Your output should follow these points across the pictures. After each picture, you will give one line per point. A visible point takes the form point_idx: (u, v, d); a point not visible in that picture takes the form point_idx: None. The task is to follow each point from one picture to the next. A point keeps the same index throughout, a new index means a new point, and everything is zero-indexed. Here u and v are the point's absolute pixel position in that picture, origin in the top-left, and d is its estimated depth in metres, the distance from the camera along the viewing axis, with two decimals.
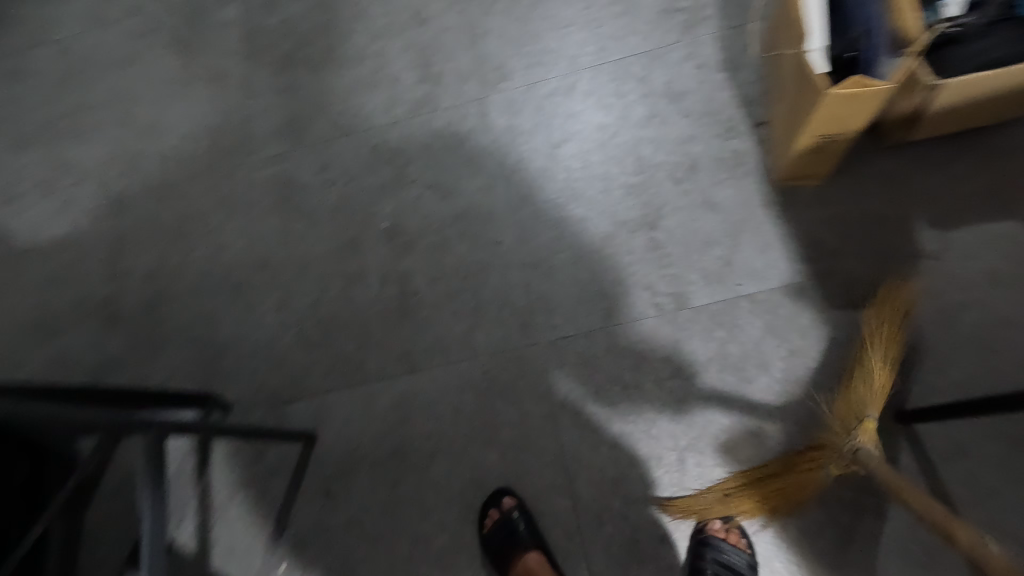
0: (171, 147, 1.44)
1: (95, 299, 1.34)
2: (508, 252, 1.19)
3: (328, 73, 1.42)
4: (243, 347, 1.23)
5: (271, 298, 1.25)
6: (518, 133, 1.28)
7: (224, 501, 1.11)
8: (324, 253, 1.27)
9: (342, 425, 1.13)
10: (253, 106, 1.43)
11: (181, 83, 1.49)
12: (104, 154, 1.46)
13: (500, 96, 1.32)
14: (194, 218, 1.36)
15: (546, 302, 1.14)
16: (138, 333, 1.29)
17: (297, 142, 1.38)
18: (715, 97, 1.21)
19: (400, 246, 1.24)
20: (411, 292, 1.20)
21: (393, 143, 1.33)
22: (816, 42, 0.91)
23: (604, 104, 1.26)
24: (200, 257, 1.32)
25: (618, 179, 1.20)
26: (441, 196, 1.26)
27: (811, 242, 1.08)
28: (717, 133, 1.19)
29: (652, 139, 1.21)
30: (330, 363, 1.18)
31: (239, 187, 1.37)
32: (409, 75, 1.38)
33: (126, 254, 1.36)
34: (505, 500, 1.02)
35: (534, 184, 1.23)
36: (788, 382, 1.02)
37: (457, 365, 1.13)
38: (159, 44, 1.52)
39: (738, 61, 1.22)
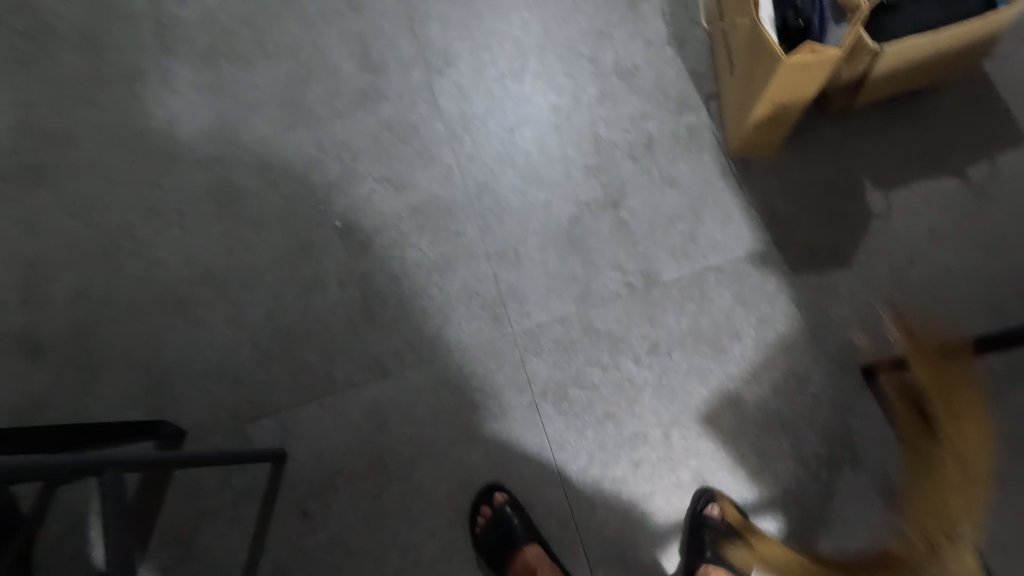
0: (83, 156, 1.30)
1: (8, 331, 1.19)
2: (472, 243, 1.16)
3: (259, 66, 1.33)
4: (192, 368, 1.13)
5: (220, 312, 1.16)
6: (471, 120, 1.24)
7: (189, 536, 1.02)
8: (274, 259, 1.18)
9: (312, 440, 1.06)
10: (177, 105, 1.31)
11: (89, 83, 1.34)
12: (2, 168, 1.30)
13: (448, 82, 1.27)
14: (120, 233, 1.24)
15: (516, 290, 1.12)
16: (65, 364, 1.16)
17: (231, 142, 1.28)
18: (664, 74, 1.22)
19: (357, 245, 1.18)
20: (374, 293, 1.14)
21: (338, 138, 1.26)
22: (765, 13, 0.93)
23: (556, 86, 1.24)
24: (132, 276, 1.20)
25: (576, 161, 1.19)
26: (395, 190, 1.21)
27: (768, 210, 1.11)
28: (670, 109, 1.20)
29: (607, 119, 1.21)
30: (293, 376, 1.11)
31: (169, 195, 1.25)
32: (349, 65, 1.31)
33: (42, 278, 1.22)
34: (496, 497, 1.00)
35: (491, 171, 1.20)
36: (761, 348, 1.04)
37: (431, 364, 1.09)
38: (59, 42, 1.37)
39: (684, 37, 1.24)
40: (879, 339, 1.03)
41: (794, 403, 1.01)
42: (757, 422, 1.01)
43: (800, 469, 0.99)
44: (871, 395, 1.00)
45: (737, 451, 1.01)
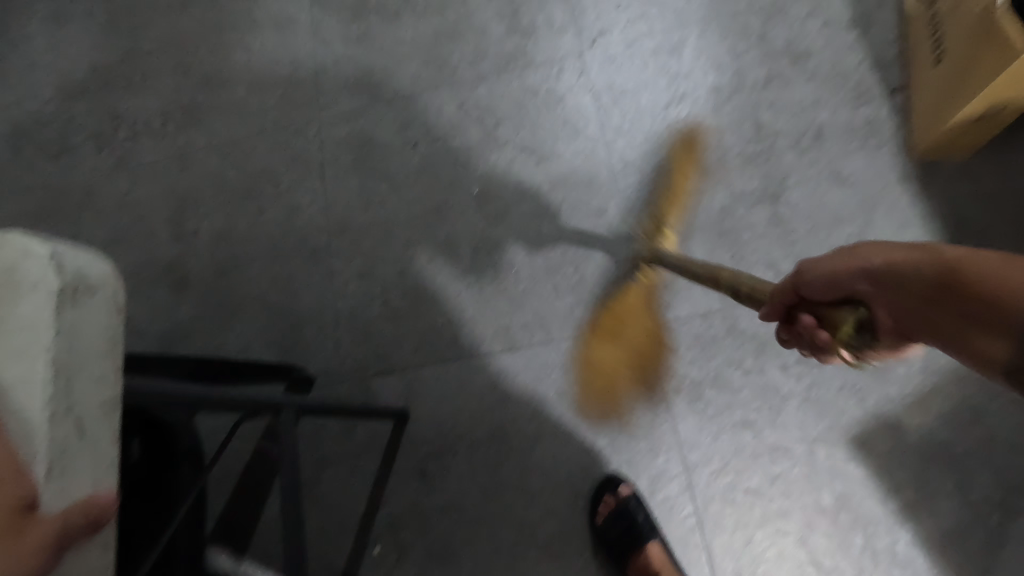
0: (233, 100, 1.34)
1: (159, 263, 1.25)
2: (616, 223, 1.10)
3: (407, 22, 1.31)
4: (324, 317, 1.15)
5: (354, 265, 1.17)
6: (623, 93, 1.18)
7: (313, 479, 1.05)
8: (409, 217, 1.18)
9: (436, 405, 1.06)
10: (323, 56, 1.32)
11: (245, 29, 1.38)
12: (161, 107, 1.36)
13: (600, 52, 1.21)
14: (264, 177, 1.26)
15: (657, 276, 1.06)
16: (207, 300, 1.21)
17: (373, 95, 1.27)
18: (845, 59, 1.11)
19: (492, 212, 1.15)
20: (506, 262, 1.12)
21: (480, 100, 1.23)
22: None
23: (719, 65, 1.16)
24: (271, 222, 1.23)
25: (734, 147, 1.11)
26: (535, 161, 1.17)
27: (953, 221, 1.00)
28: (848, 98, 1.09)
29: (773, 105, 1.11)
30: (420, 337, 1.10)
31: (313, 145, 1.27)
32: (497, 25, 1.27)
33: (192, 214, 1.27)
34: (621, 488, 0.97)
35: (639, 149, 1.14)
36: (930, 373, 0.94)
37: (561, 344, 1.06)
38: None
39: (871, 19, 1.12)
40: None
41: (964, 438, 0.92)
42: (916, 453, 0.93)
43: (961, 510, 0.91)
44: None
45: (890, 480, 0.93)
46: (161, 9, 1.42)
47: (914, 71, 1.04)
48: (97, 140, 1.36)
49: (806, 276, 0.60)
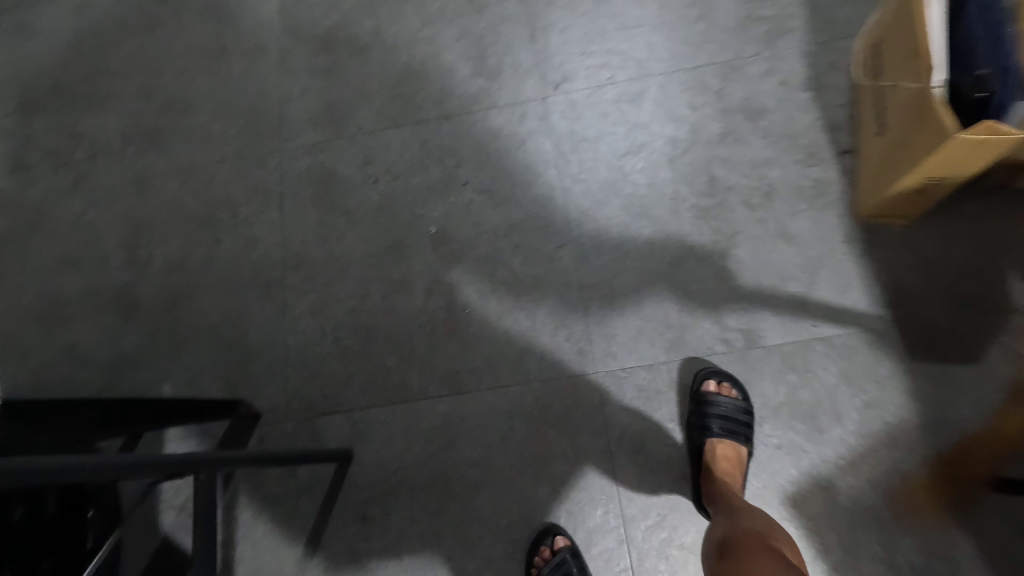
0: (197, 125, 1.34)
1: (111, 288, 1.24)
2: (568, 270, 1.11)
3: (375, 57, 1.32)
4: (273, 353, 1.14)
5: (306, 300, 1.17)
6: (582, 141, 1.19)
7: (251, 517, 1.05)
8: (366, 254, 1.18)
9: (381, 447, 1.06)
10: (289, 87, 1.33)
11: (213, 54, 1.38)
12: (123, 129, 1.37)
13: (562, 98, 1.23)
14: (223, 206, 1.27)
15: (606, 326, 1.07)
16: (156, 327, 1.20)
17: (337, 130, 1.28)
18: (797, 118, 1.14)
19: (448, 254, 1.16)
20: (458, 304, 1.12)
21: (443, 140, 1.24)
22: (943, 76, 0.81)
23: (677, 117, 1.18)
24: (226, 251, 1.23)
25: (687, 201, 1.12)
26: (493, 204, 1.18)
27: (892, 285, 1.02)
28: (797, 158, 1.11)
29: (725, 160, 1.13)
30: (368, 377, 1.10)
31: (273, 176, 1.27)
32: (463, 66, 1.28)
33: (146, 240, 1.27)
34: (557, 540, 0.97)
35: (593, 198, 1.15)
36: (862, 436, 0.97)
37: (508, 390, 1.06)
38: (190, 12, 1.42)
39: (824, 81, 1.15)
40: (1004, 449, 0.93)
41: (893, 503, 0.94)
42: (845, 515, 0.95)
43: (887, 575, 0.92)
44: (984, 511, 0.91)
45: (820, 541, 0.94)
46: (128, 30, 1.42)
47: (863, 136, 1.06)
48: (56, 160, 1.36)
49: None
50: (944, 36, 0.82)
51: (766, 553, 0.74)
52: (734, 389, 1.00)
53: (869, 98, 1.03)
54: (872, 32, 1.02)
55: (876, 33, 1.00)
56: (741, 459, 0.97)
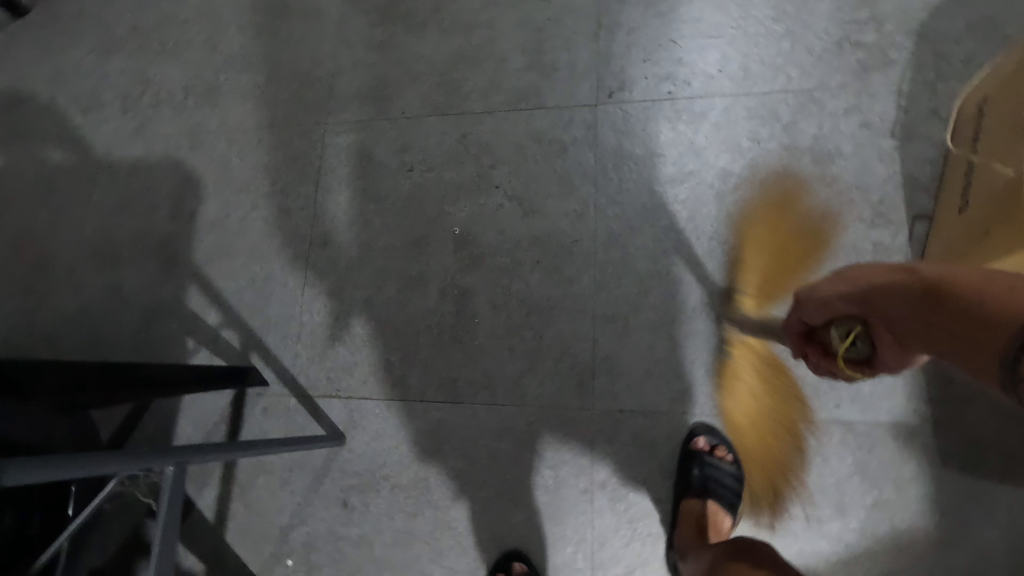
0: (252, 86, 1.36)
1: (157, 237, 1.31)
2: (585, 296, 1.06)
3: (431, 36, 1.27)
4: (288, 327, 1.18)
5: (326, 281, 1.19)
6: (626, 160, 1.11)
7: (246, 480, 1.11)
8: (389, 244, 1.18)
9: (372, 439, 1.08)
10: (343, 58, 1.31)
11: (276, 13, 1.38)
12: (186, 81, 1.40)
13: (615, 108, 1.14)
14: (264, 172, 1.29)
15: (611, 364, 1.03)
16: (190, 281, 1.26)
17: (382, 110, 1.26)
18: (872, 169, 1.01)
19: (467, 258, 1.13)
20: (468, 311, 1.10)
21: (483, 136, 1.19)
22: None
23: (735, 148, 1.07)
24: (260, 219, 1.26)
25: (726, 243, 1.03)
26: (522, 212, 1.13)
27: (941, 380, 0.90)
28: (862, 216, 0.99)
29: (778, 205, 1.03)
30: (371, 368, 1.12)
31: (315, 149, 1.28)
32: (517, 58, 1.22)
33: (193, 196, 1.32)
34: (516, 565, 0.98)
35: (627, 224, 1.08)
36: (864, 537, 0.89)
37: (501, 409, 1.04)
38: None
39: (914, 130, 1.00)
40: None
41: None
42: None
43: None
44: None
45: None
46: None
47: (944, 206, 0.92)
48: (126, 103, 1.43)
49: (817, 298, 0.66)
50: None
51: None
52: (729, 451, 0.95)
53: (958, 164, 0.89)
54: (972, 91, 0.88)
55: (977, 94, 0.86)
56: (719, 517, 0.92)
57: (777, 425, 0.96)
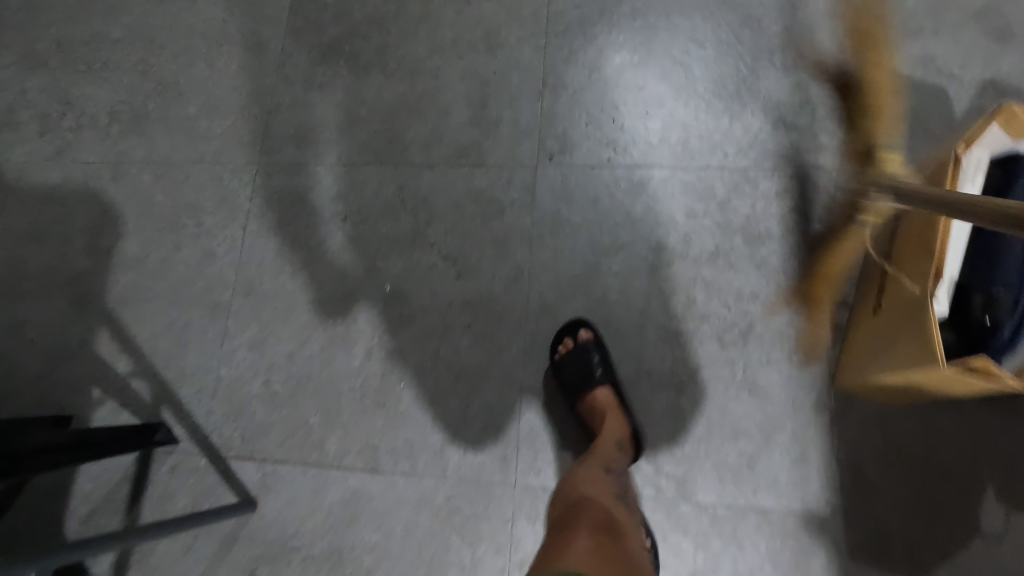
0: (183, 116, 1.29)
1: (66, 273, 1.22)
2: (515, 367, 1.04)
3: (374, 79, 1.24)
4: (204, 380, 1.12)
5: (248, 332, 1.13)
6: (563, 225, 1.10)
7: (145, 547, 1.05)
8: (316, 296, 1.13)
9: (285, 506, 1.04)
10: (282, 94, 1.26)
11: (213, 40, 1.31)
12: (112, 104, 1.32)
13: (556, 171, 1.13)
14: (189, 210, 1.22)
15: (535, 436, 1.01)
16: (100, 324, 1.18)
17: (319, 153, 1.21)
18: (799, 254, 1.02)
19: (397, 317, 1.09)
20: (394, 374, 1.07)
21: (421, 189, 1.16)
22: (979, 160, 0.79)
23: (670, 221, 1.07)
24: (182, 260, 1.19)
25: (656, 318, 1.03)
26: (456, 272, 1.10)
27: (852, 471, 0.93)
28: (789, 300, 1.00)
29: (710, 283, 1.03)
30: (288, 428, 1.07)
31: (245, 189, 1.22)
32: (460, 111, 1.19)
33: (110, 230, 1.23)
34: (581, 332, 1.01)
35: (562, 292, 1.07)
36: None
37: (422, 480, 1.02)
38: None
39: (840, 218, 1.03)
40: None
41: None
42: None
43: None
44: None
45: None
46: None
47: (863, 305, 0.95)
48: (44, 123, 1.33)
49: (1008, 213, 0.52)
50: (962, 245, 0.75)
51: (582, 533, 0.74)
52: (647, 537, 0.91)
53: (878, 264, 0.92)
54: (889, 201, 0.92)
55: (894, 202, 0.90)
56: None
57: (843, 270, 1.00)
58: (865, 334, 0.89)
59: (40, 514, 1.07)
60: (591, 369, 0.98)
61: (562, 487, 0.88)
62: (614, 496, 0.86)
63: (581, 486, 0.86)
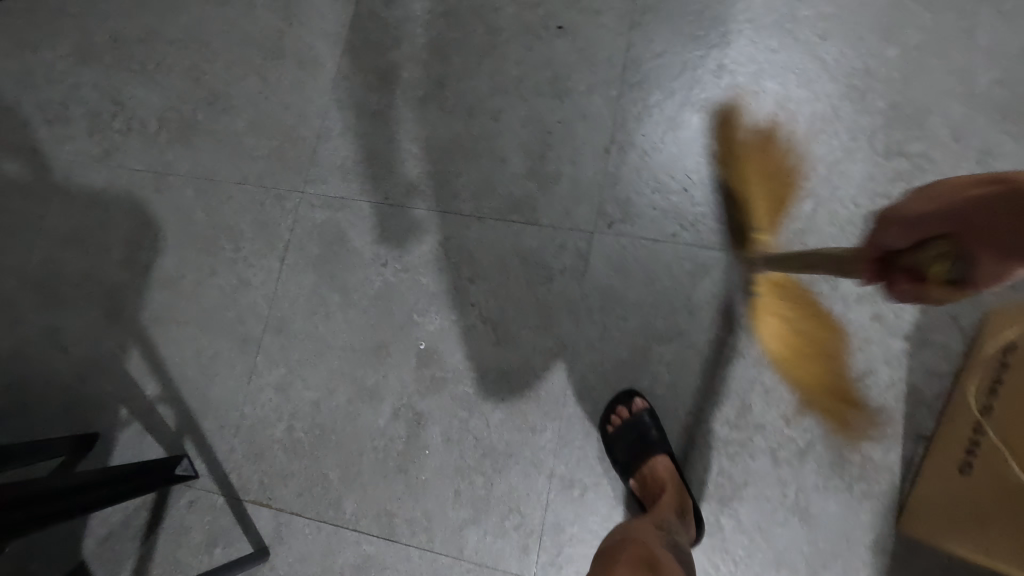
0: (232, 130, 1.24)
1: (104, 285, 1.20)
2: (545, 452, 0.98)
3: (430, 113, 1.16)
4: (228, 417, 1.09)
5: (276, 372, 1.10)
6: (615, 303, 1.02)
7: None
8: (347, 344, 1.08)
9: (296, 561, 1.02)
10: (333, 118, 1.20)
11: (269, 52, 1.25)
12: (163, 110, 1.28)
13: (614, 239, 1.05)
14: (229, 233, 1.18)
15: (559, 531, 0.96)
16: (132, 342, 1.16)
17: (364, 188, 1.15)
18: (874, 372, 0.93)
19: (428, 379, 1.04)
20: (418, 439, 1.02)
21: (467, 242, 1.09)
22: None
23: (733, 314, 0.98)
24: (217, 286, 1.16)
25: (705, 421, 0.95)
26: (494, 339, 1.04)
27: None
28: (856, 422, 0.92)
29: (767, 390, 0.94)
30: (306, 482, 1.04)
31: (287, 217, 1.17)
32: (518, 160, 1.11)
33: (151, 245, 1.20)
34: (635, 402, 0.96)
35: (605, 376, 1.00)
36: None
37: (436, 558, 0.98)
38: None
39: (927, 335, 0.92)
40: None
41: None
42: None
43: None
44: None
45: None
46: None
47: (936, 448, 0.85)
48: (95, 123, 1.30)
49: (884, 215, 0.48)
50: None
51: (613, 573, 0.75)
52: None
53: (961, 411, 0.82)
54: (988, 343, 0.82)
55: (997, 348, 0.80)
56: None
57: (817, 345, 0.95)
58: (948, 491, 0.80)
59: (58, 534, 1.07)
60: (650, 437, 0.93)
61: (618, 531, 0.87)
62: (664, 546, 0.81)
63: (630, 530, 0.85)
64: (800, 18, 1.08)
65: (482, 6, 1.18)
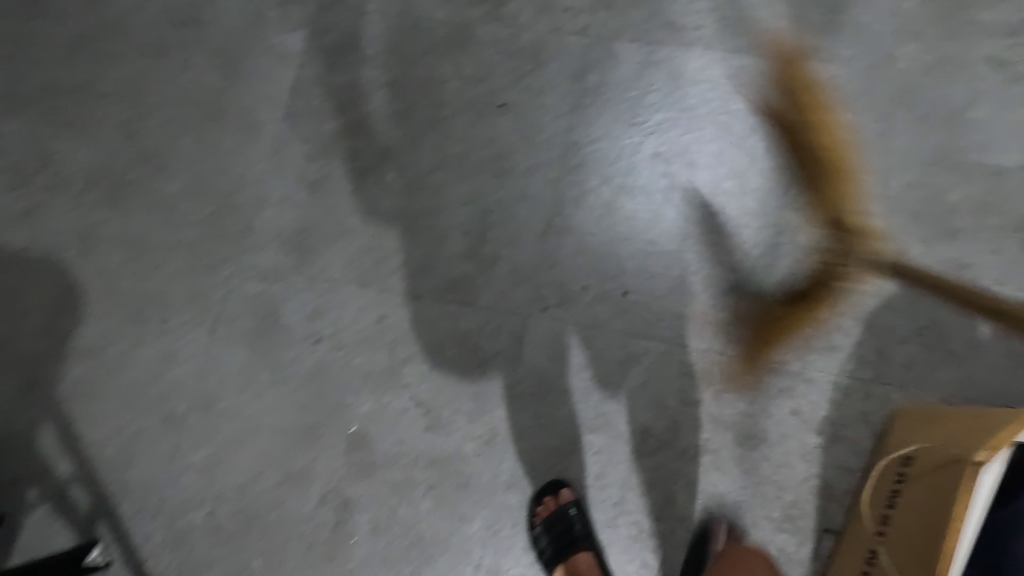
0: (161, 191, 1.17)
1: (18, 355, 1.13)
2: (474, 541, 1.00)
3: (372, 185, 1.14)
4: (148, 501, 1.05)
5: (201, 454, 1.06)
6: (549, 391, 1.03)
7: None
8: (277, 427, 1.06)
9: None
10: (270, 184, 1.16)
11: (205, 109, 1.19)
12: (90, 166, 1.19)
13: (548, 325, 1.05)
14: (155, 303, 1.13)
15: None
16: (49, 420, 1.10)
17: (300, 261, 1.12)
18: (791, 468, 0.97)
19: (358, 464, 1.03)
20: (346, 527, 1.02)
21: (405, 323, 1.08)
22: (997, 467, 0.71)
23: (661, 406, 1.00)
24: (143, 359, 1.11)
25: (630, 513, 0.98)
26: (428, 425, 1.03)
27: None
28: (772, 516, 0.96)
29: (690, 484, 0.98)
30: (227, 569, 1.02)
31: (218, 289, 1.13)
32: (458, 239, 1.11)
33: (71, 313, 1.14)
34: (561, 493, 0.98)
35: (537, 466, 1.01)
36: None
37: None
38: (193, 44, 1.21)
39: (842, 433, 0.97)
40: None
41: None
42: None
43: None
44: None
45: None
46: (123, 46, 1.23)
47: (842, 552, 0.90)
48: (13, 178, 1.20)
49: None
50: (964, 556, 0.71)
51: None
52: None
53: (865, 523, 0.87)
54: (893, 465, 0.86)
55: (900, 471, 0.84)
56: None
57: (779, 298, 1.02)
58: None
59: None
60: (574, 529, 0.95)
61: None
62: None
63: None
64: (733, 109, 1.10)
65: (427, 78, 1.16)
